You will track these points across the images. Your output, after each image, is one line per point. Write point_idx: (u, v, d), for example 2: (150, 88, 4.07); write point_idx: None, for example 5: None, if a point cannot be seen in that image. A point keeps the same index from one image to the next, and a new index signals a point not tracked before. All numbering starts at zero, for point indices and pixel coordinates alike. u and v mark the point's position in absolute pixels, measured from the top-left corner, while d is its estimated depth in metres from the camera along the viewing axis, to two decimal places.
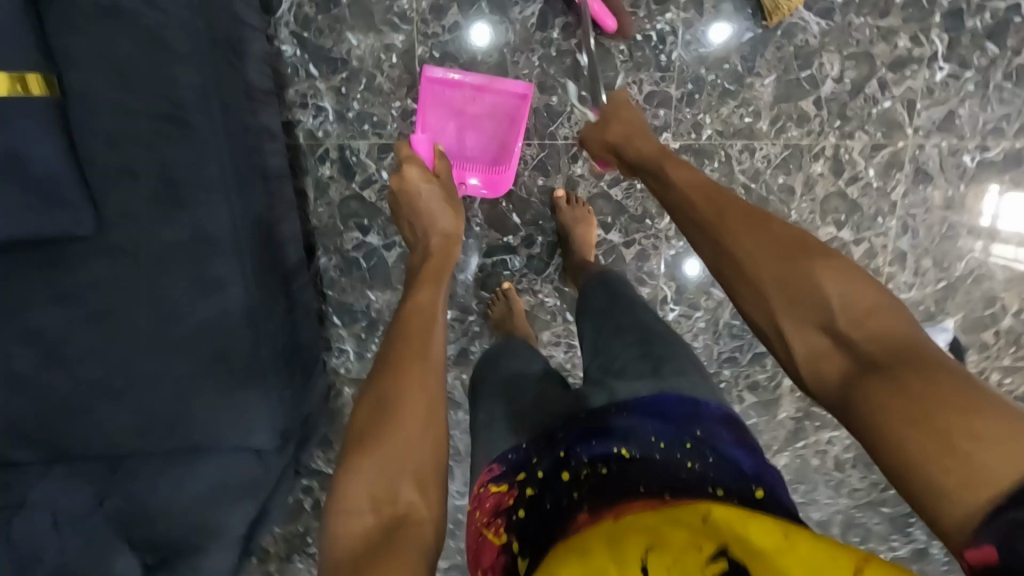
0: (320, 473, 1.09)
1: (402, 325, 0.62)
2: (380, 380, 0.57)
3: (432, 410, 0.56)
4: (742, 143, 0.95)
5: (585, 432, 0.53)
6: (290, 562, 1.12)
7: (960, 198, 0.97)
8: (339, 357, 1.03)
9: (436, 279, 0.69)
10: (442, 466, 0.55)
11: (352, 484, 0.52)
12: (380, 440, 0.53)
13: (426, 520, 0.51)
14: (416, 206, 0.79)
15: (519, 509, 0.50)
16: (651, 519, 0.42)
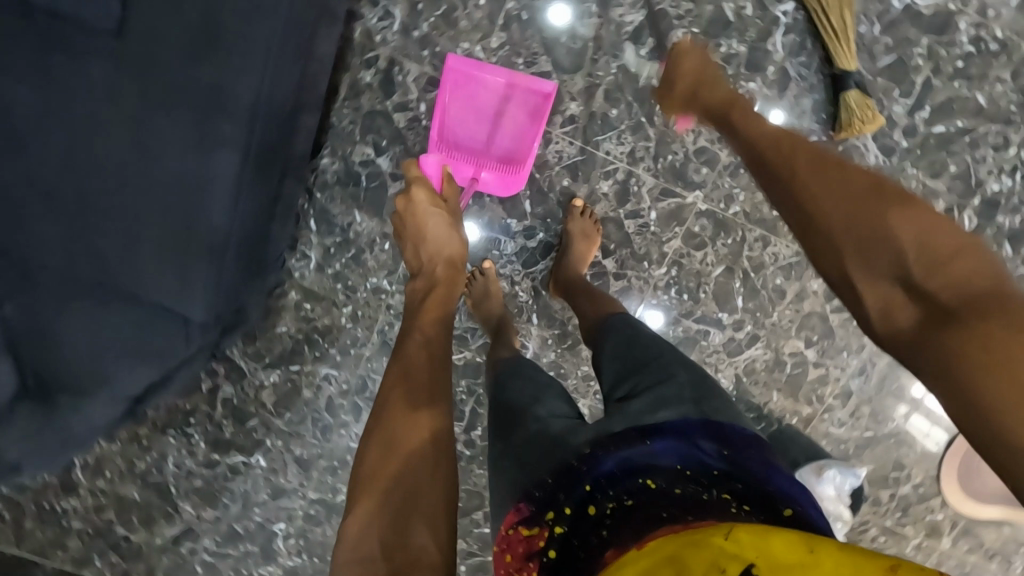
0: (231, 362, 1.05)
1: (408, 375, 0.70)
2: (390, 425, 0.65)
3: (436, 451, 0.63)
4: (760, 232, 0.97)
5: (609, 466, 0.55)
6: (165, 432, 1.10)
7: None
8: (299, 261, 0.98)
9: (441, 314, 0.78)
10: (453, 510, 0.59)
11: (365, 529, 0.56)
12: (394, 484, 0.59)
13: (436, 562, 0.54)
14: (427, 239, 0.83)
15: (550, 551, 0.51)
16: (669, 543, 0.42)
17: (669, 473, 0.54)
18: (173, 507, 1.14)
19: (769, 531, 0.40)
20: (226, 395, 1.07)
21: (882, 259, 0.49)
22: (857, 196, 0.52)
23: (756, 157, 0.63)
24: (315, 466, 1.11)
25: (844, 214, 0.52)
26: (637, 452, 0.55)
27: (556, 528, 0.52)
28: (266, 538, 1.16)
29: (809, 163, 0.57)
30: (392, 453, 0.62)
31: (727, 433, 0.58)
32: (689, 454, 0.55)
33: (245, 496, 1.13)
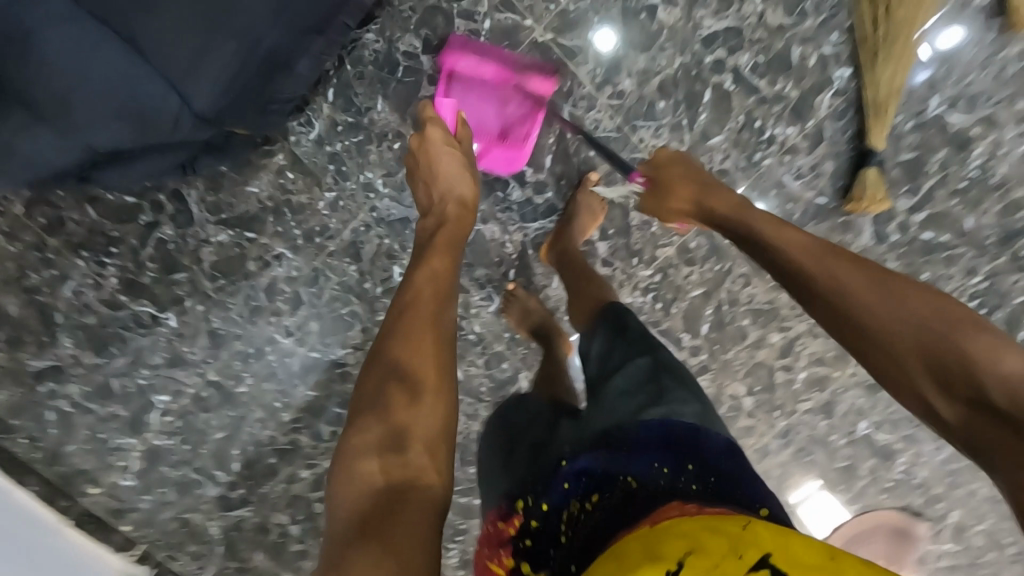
0: (181, 203, 0.96)
1: (413, 309, 0.70)
2: (394, 354, 0.66)
3: (439, 378, 0.65)
4: (746, 270, 1.00)
5: (585, 464, 0.54)
6: (76, 251, 0.97)
7: (834, 444, 1.08)
8: (300, 126, 0.92)
9: (448, 252, 0.77)
10: (451, 435, 0.63)
11: (363, 440, 0.60)
12: (396, 408, 0.61)
13: (434, 484, 0.58)
14: (438, 181, 0.81)
15: (524, 539, 0.52)
16: (685, 524, 0.43)
17: (643, 473, 0.52)
18: (50, 338, 1.01)
19: (790, 534, 0.40)
20: (162, 237, 0.97)
21: (913, 350, 0.55)
22: (883, 301, 0.57)
23: (766, 245, 0.68)
24: (227, 347, 1.02)
25: (878, 313, 0.57)
26: (619, 455, 0.54)
27: (534, 517, 0.52)
28: (143, 406, 1.05)
29: (852, 277, 0.60)
30: (394, 377, 0.64)
31: (702, 443, 0.55)
32: (664, 451, 0.54)
33: (138, 353, 1.02)
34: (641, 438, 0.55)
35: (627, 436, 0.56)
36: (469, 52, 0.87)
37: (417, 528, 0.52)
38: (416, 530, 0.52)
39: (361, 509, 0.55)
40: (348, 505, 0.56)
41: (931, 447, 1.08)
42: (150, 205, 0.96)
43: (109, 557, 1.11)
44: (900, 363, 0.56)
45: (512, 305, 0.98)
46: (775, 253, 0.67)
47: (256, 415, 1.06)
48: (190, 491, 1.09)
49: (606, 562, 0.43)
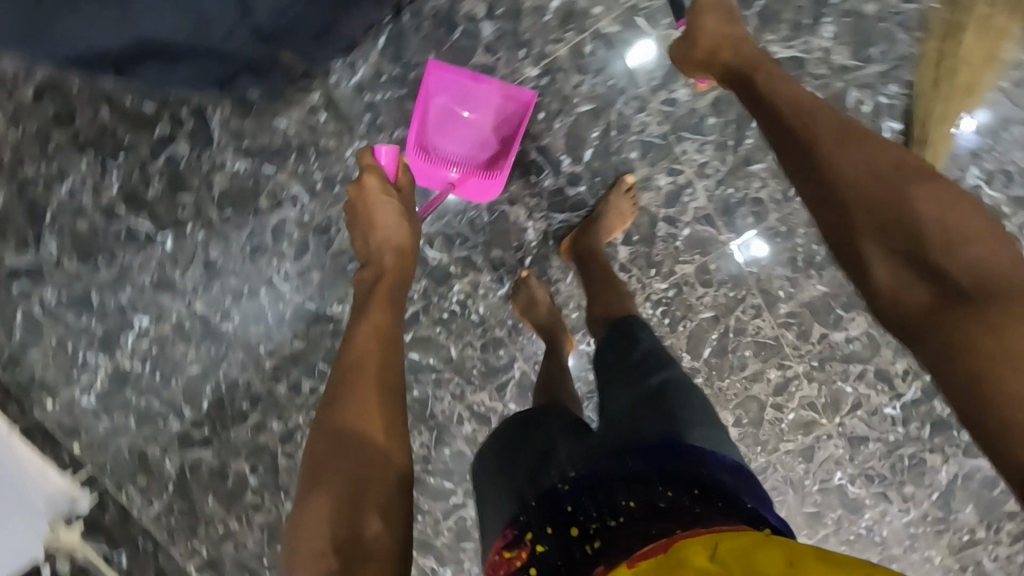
0: (203, 122, 0.91)
1: (358, 368, 0.63)
2: (337, 420, 0.59)
3: (388, 431, 0.58)
4: (758, 302, 0.99)
5: (592, 484, 0.51)
6: (80, 150, 0.92)
7: (807, 490, 1.08)
8: (344, 68, 0.88)
9: (389, 301, 0.72)
10: (405, 494, 0.56)
11: (308, 528, 0.52)
12: (343, 481, 0.54)
13: (393, 551, 0.51)
14: (372, 231, 0.77)
15: (528, 569, 0.47)
16: (654, 564, 0.40)
17: (656, 496, 0.49)
18: (35, 236, 0.95)
19: (757, 546, 0.39)
20: (175, 154, 0.92)
21: (898, 230, 0.55)
22: (879, 185, 0.58)
23: (778, 115, 0.68)
24: (221, 281, 0.98)
25: (867, 188, 0.58)
26: (624, 472, 0.51)
27: (535, 546, 0.48)
28: (119, 325, 1.00)
29: (864, 164, 0.60)
30: (338, 449, 0.56)
31: (707, 456, 0.53)
32: (671, 465, 0.51)
33: (125, 269, 0.97)
34: (651, 455, 0.52)
35: (639, 453, 0.52)
36: (439, 83, 0.87)
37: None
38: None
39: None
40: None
41: (898, 509, 1.09)
42: (169, 118, 0.91)
43: (54, 477, 1.03)
44: (884, 237, 0.56)
45: (519, 297, 0.95)
46: (782, 121, 0.68)
47: (236, 356, 1.02)
48: (150, 422, 1.04)
49: None
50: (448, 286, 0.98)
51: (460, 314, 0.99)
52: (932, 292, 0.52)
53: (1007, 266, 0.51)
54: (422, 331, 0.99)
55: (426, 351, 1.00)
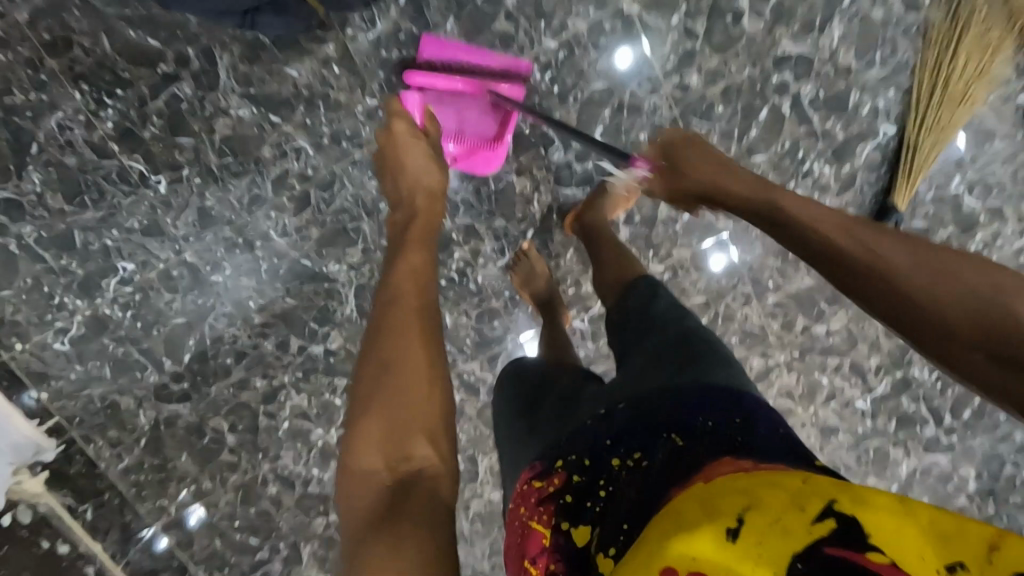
0: (209, 64, 0.88)
1: (396, 302, 0.59)
2: (382, 350, 0.56)
3: (431, 362, 0.55)
4: (748, 290, 1.03)
5: (626, 423, 0.55)
6: (74, 81, 0.88)
7: None
8: (362, 22, 0.87)
9: (424, 242, 0.69)
10: (449, 419, 0.55)
11: (360, 448, 0.52)
12: (391, 407, 0.53)
13: (440, 472, 0.52)
14: (404, 171, 0.76)
15: (565, 495, 0.52)
16: (743, 479, 0.43)
17: (686, 430, 0.51)
18: (17, 167, 0.90)
19: (856, 484, 0.41)
20: (177, 93, 0.89)
21: (975, 324, 0.49)
22: (924, 270, 0.51)
23: (780, 215, 0.60)
24: (215, 230, 0.95)
25: (927, 283, 0.51)
26: (658, 414, 0.54)
27: (573, 476, 0.53)
28: (102, 268, 0.96)
29: (886, 253, 0.53)
30: (384, 378, 0.54)
31: (743, 400, 0.54)
32: (706, 403, 0.53)
33: (113, 210, 0.93)
34: (681, 400, 0.54)
35: (672, 395, 0.55)
36: (437, 49, 0.86)
37: (433, 535, 0.47)
38: (435, 535, 0.47)
39: (370, 519, 0.49)
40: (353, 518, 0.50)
41: None
42: (174, 56, 0.88)
43: (22, 425, 0.97)
44: (952, 316, 0.50)
45: (523, 266, 0.96)
46: (804, 236, 0.58)
47: (223, 309, 0.99)
48: (127, 372, 1.00)
49: (665, 517, 0.43)
50: (449, 252, 0.98)
51: (458, 283, 0.99)
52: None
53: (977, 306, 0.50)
54: None
55: None
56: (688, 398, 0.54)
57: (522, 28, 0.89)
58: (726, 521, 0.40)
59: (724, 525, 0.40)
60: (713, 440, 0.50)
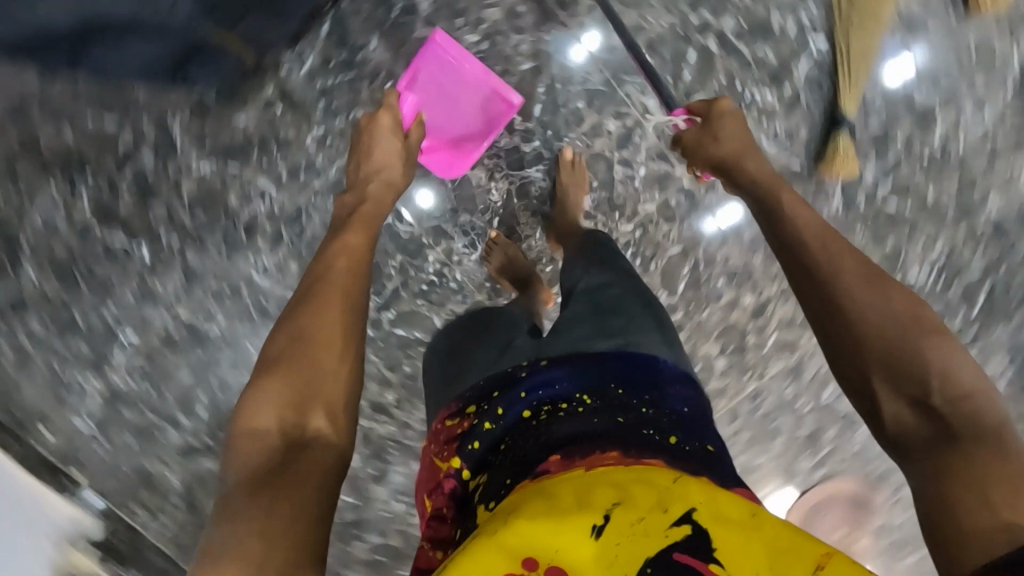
0: (164, 130, 0.94)
1: (321, 286, 0.66)
2: (304, 324, 0.62)
3: (348, 338, 0.61)
4: (722, 229, 1.03)
5: (545, 377, 0.60)
6: (48, 174, 0.94)
7: (802, 411, 1.11)
8: (292, 59, 0.92)
9: (367, 228, 0.76)
10: (354, 400, 0.59)
11: (260, 406, 0.55)
12: (300, 373, 0.57)
13: (331, 444, 0.54)
14: (365, 161, 0.82)
15: (474, 442, 0.57)
16: (619, 474, 0.45)
17: (600, 394, 0.58)
18: (12, 265, 0.96)
19: (717, 488, 0.44)
20: (141, 164, 0.95)
21: (885, 352, 0.58)
22: (875, 297, 0.61)
23: (792, 234, 0.69)
24: (202, 284, 1.00)
25: (872, 308, 0.60)
26: (581, 375, 0.60)
27: (485, 424, 0.58)
28: (107, 343, 1.01)
29: (853, 270, 0.63)
30: (300, 349, 0.59)
31: (659, 368, 0.63)
32: (624, 377, 0.61)
33: (106, 285, 0.99)
34: (609, 364, 0.62)
35: (604, 360, 0.62)
36: (443, 50, 0.91)
37: (314, 487, 0.49)
38: (318, 489, 0.49)
39: (256, 468, 0.50)
40: (236, 467, 0.51)
41: None
42: (130, 131, 0.94)
43: (59, 505, 0.96)
44: (882, 343, 0.59)
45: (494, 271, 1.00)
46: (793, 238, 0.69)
47: (226, 357, 1.03)
48: (148, 437, 1.04)
49: (537, 495, 0.43)
50: (423, 257, 1.01)
51: (440, 284, 1.02)
52: (930, 419, 0.55)
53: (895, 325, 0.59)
54: (405, 306, 1.02)
55: (412, 325, 1.02)
56: (613, 364, 0.62)
57: (443, 30, 0.93)
58: (594, 517, 0.41)
59: (590, 521, 0.41)
60: (626, 412, 0.56)
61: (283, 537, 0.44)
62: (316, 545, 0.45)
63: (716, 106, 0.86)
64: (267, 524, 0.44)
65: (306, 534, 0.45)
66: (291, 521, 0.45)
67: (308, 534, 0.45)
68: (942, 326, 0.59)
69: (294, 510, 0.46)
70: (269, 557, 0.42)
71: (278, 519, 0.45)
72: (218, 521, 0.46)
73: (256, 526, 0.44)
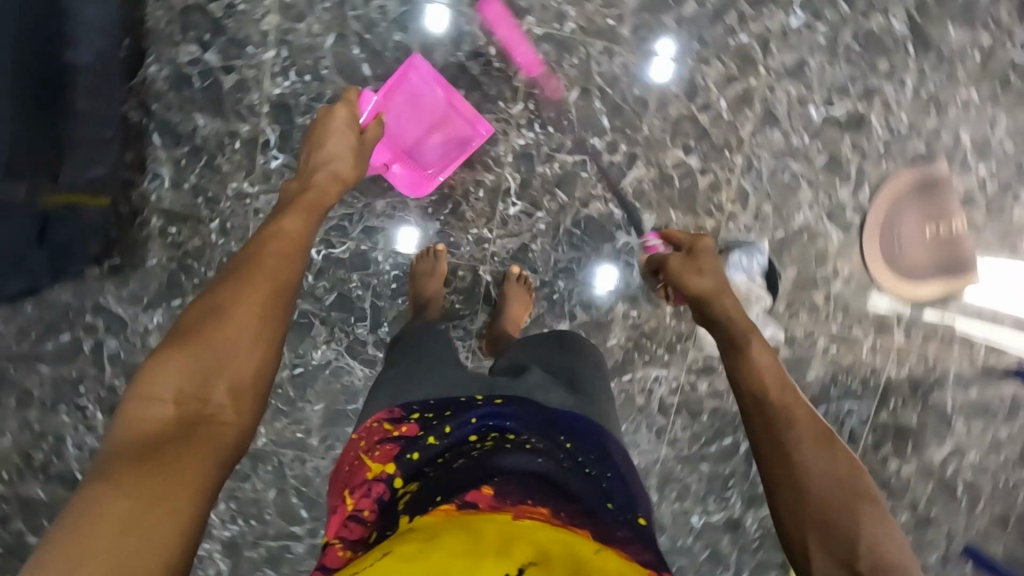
0: (108, 312, 0.97)
1: (247, 263, 0.60)
2: (227, 295, 0.56)
3: (270, 321, 0.56)
4: (603, 44, 0.98)
5: (502, 413, 0.65)
6: (54, 414, 0.98)
7: (804, 148, 1.04)
8: (152, 182, 0.95)
9: (309, 212, 0.68)
10: (266, 386, 0.55)
11: (162, 370, 0.51)
12: (210, 342, 0.53)
13: (231, 425, 0.51)
14: (319, 150, 0.77)
15: (411, 453, 0.61)
16: (548, 540, 0.46)
17: (548, 439, 0.63)
18: None
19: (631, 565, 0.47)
20: (113, 350, 0.98)
21: (823, 517, 0.55)
22: (818, 453, 0.59)
23: (746, 372, 0.67)
24: None
25: (816, 466, 0.59)
26: (534, 420, 0.65)
27: (429, 439, 0.62)
28: None
29: (806, 422, 0.62)
30: (212, 319, 0.54)
31: (606, 443, 0.67)
32: (583, 434, 0.67)
33: None
34: (559, 421, 0.67)
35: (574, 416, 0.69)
36: (418, 76, 0.92)
37: (201, 469, 0.47)
38: (203, 477, 0.46)
39: (142, 437, 0.47)
40: (125, 429, 0.48)
41: (892, 87, 1.03)
42: (86, 331, 0.98)
43: None
44: (822, 502, 0.56)
45: (503, 301, 1.01)
46: (748, 369, 0.68)
47: (289, 458, 1.01)
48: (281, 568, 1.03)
49: (462, 530, 0.46)
50: (374, 262, 1.01)
51: (404, 273, 1.02)
52: None
53: (843, 476, 0.58)
54: (391, 311, 1.02)
55: None
56: (567, 422, 0.67)
57: (242, 65, 0.94)
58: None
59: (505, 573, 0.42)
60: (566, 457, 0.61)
61: (148, 520, 0.42)
62: (189, 530, 0.43)
63: (699, 244, 0.86)
64: (134, 502, 0.42)
65: (177, 518, 0.43)
66: (165, 503, 0.43)
67: (181, 522, 0.43)
68: (872, 494, 0.58)
69: (171, 481, 0.44)
70: (129, 541, 0.40)
71: (152, 499, 0.43)
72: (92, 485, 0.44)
73: (118, 504, 0.42)
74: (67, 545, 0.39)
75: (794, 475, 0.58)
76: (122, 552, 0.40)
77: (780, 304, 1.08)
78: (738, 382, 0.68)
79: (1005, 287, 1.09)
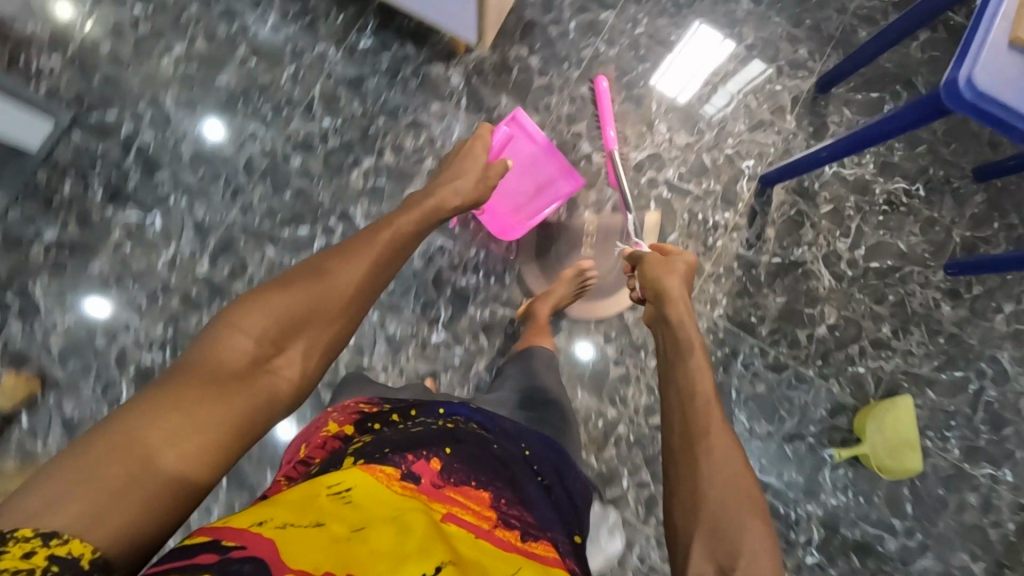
0: None
1: (354, 245, 0.72)
2: (337, 271, 0.68)
3: (355, 299, 0.68)
4: None
5: (468, 409, 0.76)
6: None
7: (469, 350, 1.07)
8: None
9: (421, 220, 0.80)
10: (331, 355, 0.66)
11: (259, 312, 0.61)
12: (306, 304, 0.64)
13: (287, 378, 0.61)
14: (460, 162, 0.92)
15: (377, 424, 0.71)
16: (462, 541, 0.54)
17: (510, 435, 0.74)
18: None
19: None
20: None
21: (714, 517, 0.59)
22: (723, 466, 0.61)
23: (674, 362, 0.73)
24: None
25: (718, 471, 0.61)
26: (499, 421, 0.76)
27: (392, 416, 0.73)
28: None
29: (718, 430, 0.65)
30: (317, 279, 0.66)
31: (555, 449, 0.78)
32: (526, 431, 0.77)
33: None
34: (535, 442, 0.76)
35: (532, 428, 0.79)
36: (520, 129, 1.05)
37: (247, 420, 0.55)
38: (245, 429, 0.55)
39: (220, 363, 0.57)
40: (207, 352, 0.58)
41: (438, 258, 1.08)
42: None
43: None
44: (714, 507, 0.59)
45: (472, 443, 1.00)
46: (685, 369, 0.71)
47: None
48: None
49: (398, 522, 0.53)
50: None
51: None
52: None
53: (745, 481, 0.61)
54: None
55: None
56: (537, 446, 0.75)
57: None
58: (426, 566, 0.49)
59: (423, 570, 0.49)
60: (514, 447, 0.72)
61: (201, 441, 0.51)
62: (210, 472, 0.51)
63: (682, 260, 0.84)
64: (188, 415, 0.51)
65: (212, 450, 0.52)
66: (205, 438, 0.51)
67: (206, 459, 0.51)
68: (761, 505, 0.60)
69: (221, 424, 0.53)
70: (162, 456, 0.48)
71: (203, 431, 0.51)
72: (159, 386, 0.53)
73: (173, 418, 0.50)
74: (130, 425, 0.49)
75: (697, 478, 0.62)
76: (147, 471, 0.47)
77: (607, 408, 1.08)
78: (675, 379, 0.71)
79: (668, 83, 1.14)
